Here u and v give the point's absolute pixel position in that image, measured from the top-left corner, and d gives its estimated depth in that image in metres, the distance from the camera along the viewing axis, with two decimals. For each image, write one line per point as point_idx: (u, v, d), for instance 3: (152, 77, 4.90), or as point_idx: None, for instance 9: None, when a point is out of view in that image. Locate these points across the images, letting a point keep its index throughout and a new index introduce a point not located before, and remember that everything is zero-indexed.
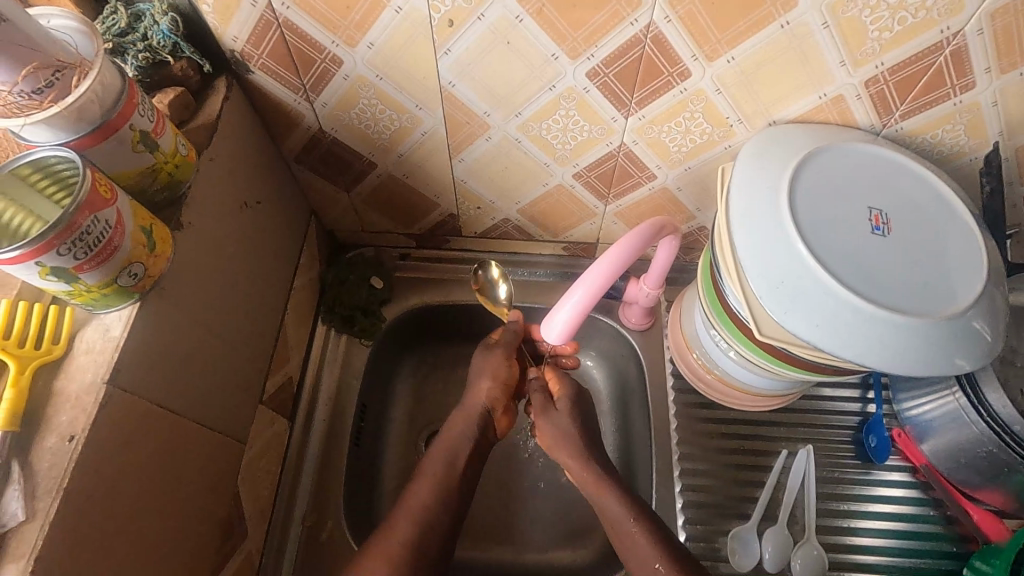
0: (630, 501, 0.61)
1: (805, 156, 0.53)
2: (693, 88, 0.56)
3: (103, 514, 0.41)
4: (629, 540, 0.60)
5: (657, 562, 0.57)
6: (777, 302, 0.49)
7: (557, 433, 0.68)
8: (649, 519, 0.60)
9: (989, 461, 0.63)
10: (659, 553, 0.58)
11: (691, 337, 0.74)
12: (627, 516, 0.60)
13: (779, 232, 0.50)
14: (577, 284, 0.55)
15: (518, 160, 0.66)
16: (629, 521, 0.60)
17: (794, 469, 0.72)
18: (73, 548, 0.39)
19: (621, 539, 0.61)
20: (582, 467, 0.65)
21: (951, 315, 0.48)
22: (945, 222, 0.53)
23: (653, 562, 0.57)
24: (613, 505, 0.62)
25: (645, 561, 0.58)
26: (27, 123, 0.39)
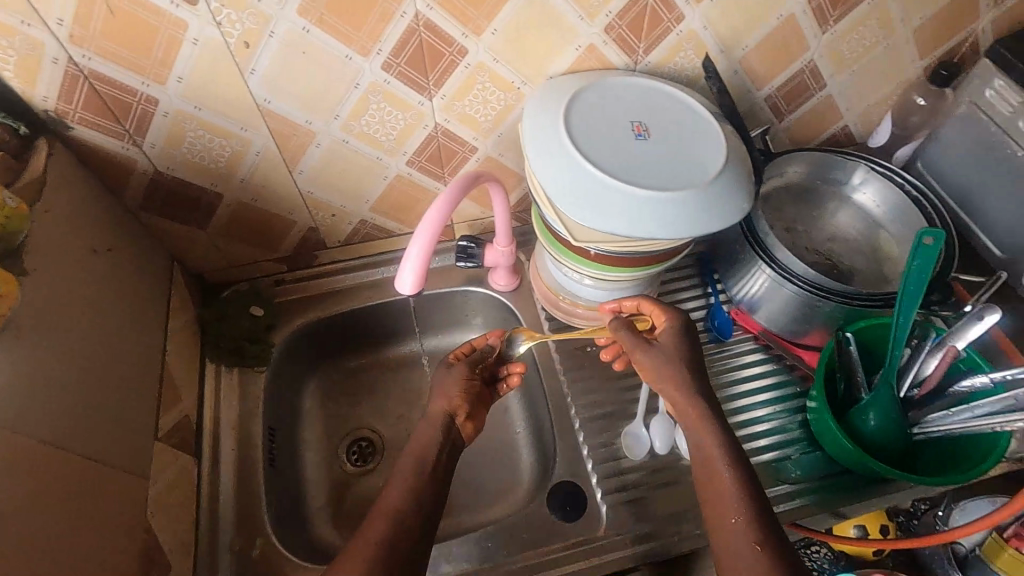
0: (732, 458, 0.57)
1: (573, 93, 0.64)
2: (474, 62, 0.66)
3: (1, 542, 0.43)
4: (715, 489, 0.57)
5: (734, 516, 0.54)
6: (577, 208, 0.59)
7: (663, 360, 0.65)
8: (743, 474, 0.56)
9: (794, 305, 0.77)
10: (736, 508, 0.54)
11: (547, 280, 0.85)
12: (721, 464, 0.57)
13: (564, 154, 0.60)
14: (414, 239, 0.59)
15: (352, 159, 0.74)
16: (722, 468, 0.57)
17: None
18: None
19: (707, 486, 0.58)
20: (690, 405, 0.62)
21: (707, 183, 0.60)
22: (696, 118, 0.65)
23: (729, 518, 0.54)
24: (717, 457, 0.58)
25: (721, 511, 0.55)
26: None
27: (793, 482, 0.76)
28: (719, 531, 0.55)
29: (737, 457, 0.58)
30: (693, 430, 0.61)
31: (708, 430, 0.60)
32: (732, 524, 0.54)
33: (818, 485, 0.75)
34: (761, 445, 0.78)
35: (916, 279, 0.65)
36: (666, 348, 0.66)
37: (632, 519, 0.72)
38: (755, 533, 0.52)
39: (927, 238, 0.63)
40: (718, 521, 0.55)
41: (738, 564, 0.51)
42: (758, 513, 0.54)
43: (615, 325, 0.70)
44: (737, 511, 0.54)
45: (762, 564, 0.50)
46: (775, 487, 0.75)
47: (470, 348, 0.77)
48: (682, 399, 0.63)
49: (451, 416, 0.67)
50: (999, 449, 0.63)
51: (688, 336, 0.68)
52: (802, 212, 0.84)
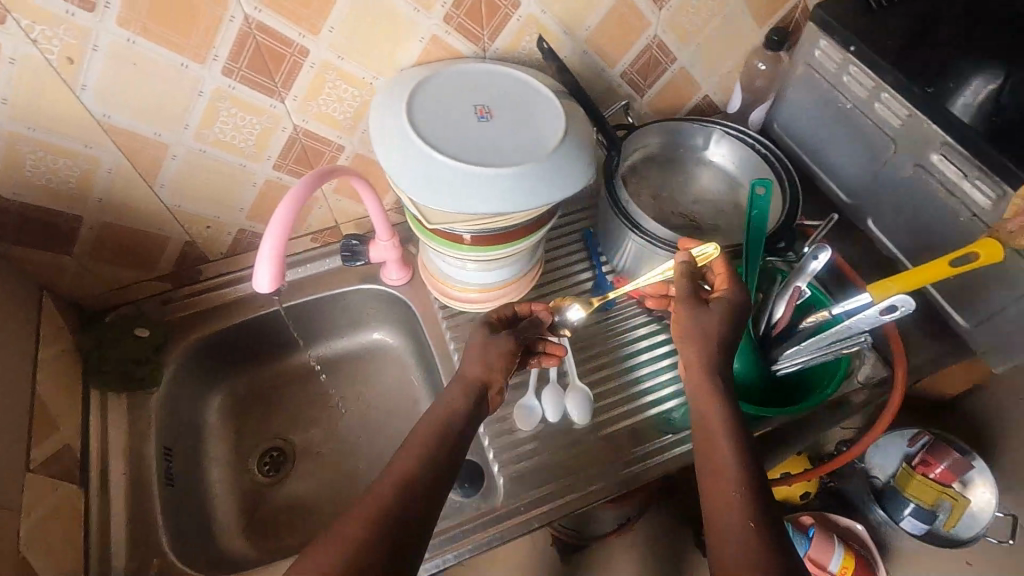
0: (738, 438, 0.56)
1: (416, 82, 0.66)
2: (319, 61, 0.68)
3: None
4: (716, 463, 0.54)
5: (735, 489, 0.51)
6: (423, 193, 0.62)
7: (703, 333, 0.61)
8: (746, 451, 0.55)
9: (664, 265, 0.81)
10: (737, 481, 0.52)
11: (430, 268, 0.87)
12: (725, 440, 0.56)
13: (407, 142, 0.62)
14: (264, 238, 0.59)
15: (214, 168, 0.74)
16: (725, 445, 0.55)
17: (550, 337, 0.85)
18: None
19: (706, 460, 0.55)
20: (704, 378, 0.60)
21: (547, 158, 0.63)
22: (539, 97, 0.68)
23: (730, 489, 0.52)
24: (722, 430, 0.57)
25: (721, 487, 0.52)
26: None
27: (683, 430, 0.80)
28: (712, 505, 0.52)
29: (743, 434, 0.56)
30: (699, 405, 0.60)
31: (714, 408, 0.59)
32: (733, 496, 0.51)
33: None
34: (651, 399, 0.82)
35: (757, 226, 0.70)
36: (708, 321, 0.62)
37: (528, 486, 0.75)
38: (754, 510, 0.49)
39: (761, 187, 0.69)
40: (717, 491, 0.52)
41: (729, 544, 0.47)
42: (758, 488, 0.52)
43: (679, 269, 0.66)
44: (739, 482, 0.52)
45: (751, 539, 0.47)
46: (666, 435, 0.79)
47: (513, 313, 0.76)
48: (698, 377, 0.61)
49: (484, 387, 0.66)
50: (840, 373, 0.73)
51: (745, 309, 0.64)
52: (669, 179, 0.89)
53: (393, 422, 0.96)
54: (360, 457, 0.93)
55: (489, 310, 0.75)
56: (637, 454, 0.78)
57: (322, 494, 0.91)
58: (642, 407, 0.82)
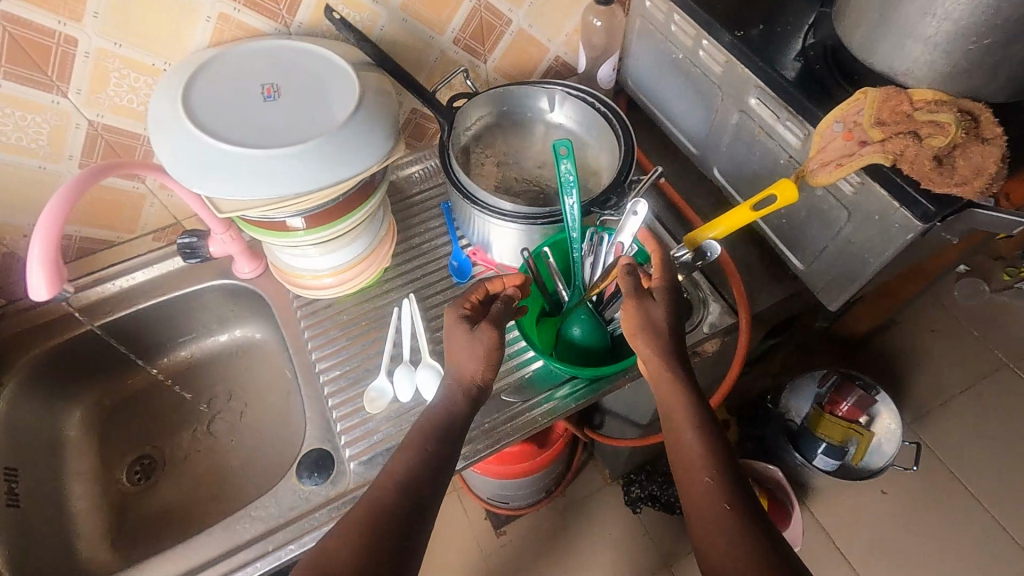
0: (701, 423, 0.56)
1: (197, 67, 0.63)
2: (92, 49, 0.64)
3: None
4: (684, 455, 0.55)
5: (708, 477, 0.52)
6: (200, 177, 0.58)
7: (652, 326, 0.60)
8: (713, 434, 0.55)
9: (505, 235, 0.80)
10: (709, 466, 0.53)
11: (275, 260, 0.85)
12: (688, 427, 0.56)
13: (180, 127, 0.59)
14: (31, 239, 0.56)
15: (8, 173, 0.70)
16: (691, 433, 0.55)
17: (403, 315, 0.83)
18: None
19: (676, 450, 0.56)
20: (664, 369, 0.59)
21: (336, 131, 0.61)
22: (334, 73, 0.66)
23: (702, 478, 0.52)
24: (685, 419, 0.56)
25: (692, 475, 0.53)
26: None
27: (535, 395, 0.79)
28: (687, 495, 0.53)
29: (705, 416, 0.56)
30: (661, 396, 0.59)
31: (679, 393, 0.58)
32: (704, 484, 0.52)
33: (558, 391, 0.79)
34: (507, 367, 0.81)
35: (569, 186, 0.70)
36: (659, 313, 0.61)
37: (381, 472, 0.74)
38: (728, 493, 0.51)
39: (562, 148, 0.69)
40: (688, 481, 0.53)
41: (708, 531, 0.49)
42: (726, 469, 0.53)
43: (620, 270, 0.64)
44: (708, 468, 0.53)
45: (723, 524, 0.49)
46: (518, 402, 0.79)
47: (484, 294, 0.70)
48: (659, 371, 0.59)
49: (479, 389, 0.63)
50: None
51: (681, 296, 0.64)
52: (515, 144, 0.87)
53: (266, 419, 0.93)
54: (233, 457, 0.91)
55: (464, 293, 0.68)
56: (488, 425, 0.77)
57: (194, 499, 0.88)
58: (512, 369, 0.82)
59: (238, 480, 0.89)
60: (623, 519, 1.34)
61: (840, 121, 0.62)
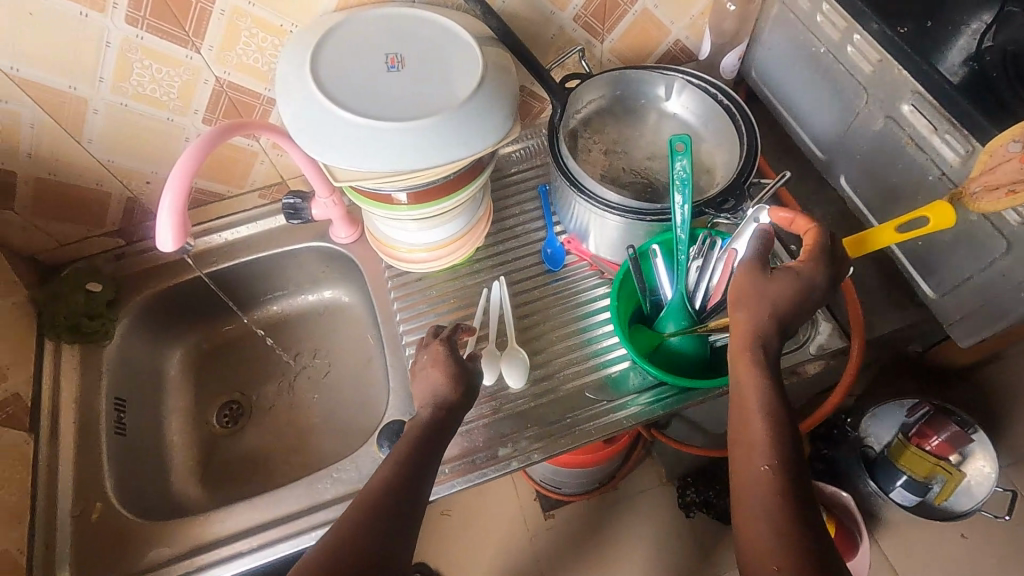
0: (772, 408, 0.52)
1: (325, 31, 0.63)
2: (228, 7, 0.65)
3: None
4: (746, 435, 0.52)
5: (767, 463, 0.50)
6: (325, 147, 0.58)
7: (764, 304, 0.55)
8: (781, 419, 0.52)
9: (609, 229, 0.77)
10: (768, 454, 0.50)
11: (374, 230, 0.85)
12: (756, 411, 0.52)
13: (309, 95, 0.59)
14: (163, 192, 0.58)
15: (139, 123, 0.73)
16: (759, 414, 0.52)
17: (492, 297, 0.83)
18: None
19: (737, 427, 0.53)
20: (749, 348, 0.55)
21: (458, 107, 0.59)
22: (459, 45, 0.64)
23: (760, 465, 0.50)
24: (755, 402, 0.53)
25: (750, 458, 0.51)
26: None
27: (620, 396, 0.77)
28: (738, 474, 0.51)
29: (778, 402, 0.53)
30: (733, 365, 0.56)
31: (751, 369, 0.55)
32: (761, 472, 0.49)
33: (646, 394, 0.77)
34: (594, 363, 0.80)
35: (683, 183, 0.68)
36: (778, 291, 0.55)
37: (458, 454, 0.74)
38: (785, 484, 0.48)
39: (678, 143, 0.66)
40: (746, 464, 0.51)
41: (751, 521, 0.48)
42: (787, 459, 0.50)
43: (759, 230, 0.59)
44: (771, 456, 0.50)
45: (770, 516, 0.47)
46: (600, 401, 0.77)
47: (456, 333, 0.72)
48: (747, 344, 0.55)
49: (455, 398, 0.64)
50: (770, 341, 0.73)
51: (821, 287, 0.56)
52: (625, 131, 0.83)
53: (347, 381, 0.96)
54: (312, 412, 0.94)
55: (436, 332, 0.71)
56: (568, 420, 0.76)
57: (275, 447, 0.92)
58: (596, 367, 0.80)
59: (314, 436, 0.92)
60: (678, 522, 1.31)
61: (1018, 141, 0.55)
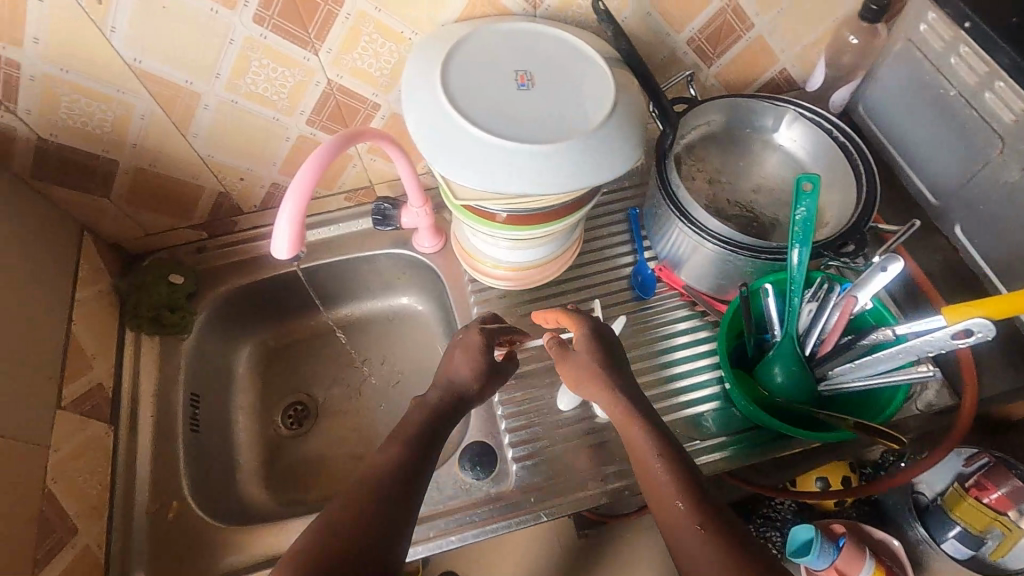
0: (660, 447, 0.58)
1: (454, 43, 0.61)
2: (354, 12, 0.63)
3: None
4: (653, 482, 0.56)
5: (678, 501, 0.54)
6: (452, 162, 0.56)
7: (582, 368, 0.65)
8: (673, 455, 0.57)
9: (712, 261, 0.75)
10: (675, 492, 0.54)
11: (466, 244, 0.84)
12: (653, 456, 0.57)
13: (440, 108, 0.57)
14: (285, 197, 0.57)
15: (247, 121, 0.71)
16: (654, 459, 0.57)
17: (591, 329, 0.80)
18: None
19: (644, 478, 0.58)
20: (615, 405, 0.62)
21: (592, 133, 0.57)
22: (587, 65, 0.62)
23: (673, 503, 0.54)
24: (645, 451, 0.58)
25: (664, 502, 0.55)
26: None
27: (709, 437, 0.75)
28: (665, 522, 0.54)
29: (667, 443, 0.58)
30: (624, 431, 0.61)
31: (633, 423, 0.61)
32: (676, 509, 0.53)
33: (736, 438, 0.75)
34: (674, 401, 0.77)
35: (804, 226, 0.64)
36: (582, 351, 0.65)
37: (541, 480, 0.73)
38: (699, 515, 0.52)
39: (806, 182, 0.63)
40: (663, 506, 0.55)
41: (691, 554, 0.50)
42: (696, 493, 0.54)
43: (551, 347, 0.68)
44: (680, 493, 0.54)
45: (702, 546, 0.50)
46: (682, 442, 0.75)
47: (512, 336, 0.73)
48: (608, 399, 0.63)
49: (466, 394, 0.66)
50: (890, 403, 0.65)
51: (603, 338, 0.67)
52: (728, 159, 0.80)
53: (415, 390, 0.94)
54: (379, 419, 0.93)
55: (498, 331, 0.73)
56: None
57: (340, 453, 0.91)
58: (676, 406, 0.77)
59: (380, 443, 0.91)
60: None
61: None
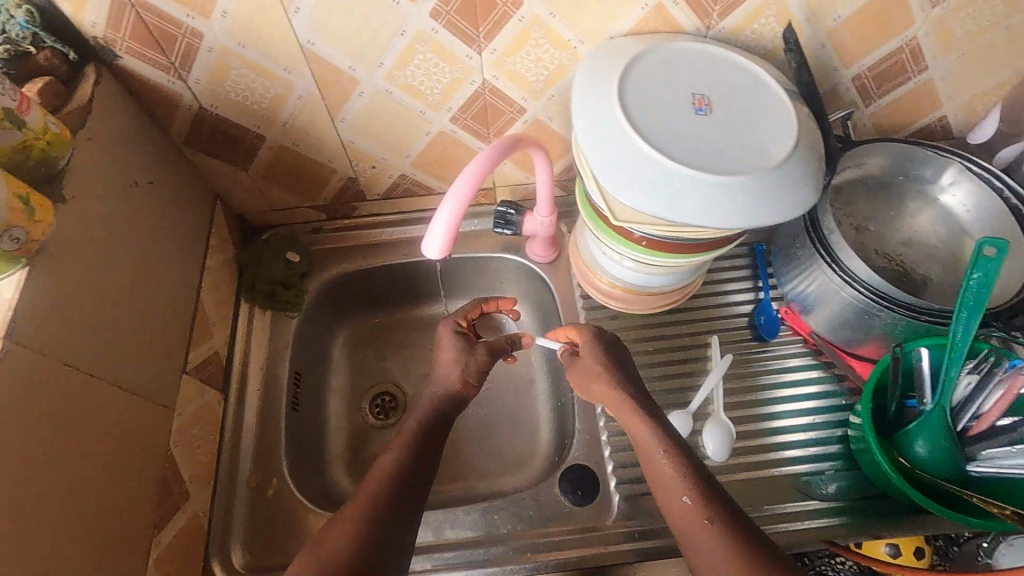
0: (665, 440, 0.60)
1: (632, 58, 0.59)
2: (529, 15, 0.61)
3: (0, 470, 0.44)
4: (659, 478, 0.59)
5: (686, 495, 0.56)
6: (622, 185, 0.55)
7: (590, 373, 0.69)
8: (675, 448, 0.60)
9: (854, 313, 0.71)
10: (683, 485, 0.57)
11: (588, 259, 0.81)
12: (659, 447, 0.60)
13: (615, 128, 0.56)
14: (444, 202, 0.57)
15: (395, 111, 0.71)
16: (660, 453, 0.60)
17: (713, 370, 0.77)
18: None
19: (652, 475, 0.60)
20: (620, 401, 0.65)
21: (771, 171, 0.54)
22: (766, 91, 0.58)
23: (682, 496, 0.56)
24: (649, 441, 0.61)
25: (671, 497, 0.57)
26: None
27: (824, 499, 0.72)
28: (670, 516, 0.57)
29: (671, 434, 0.61)
30: (631, 427, 0.64)
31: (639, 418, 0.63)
32: (683, 502, 0.56)
33: (847, 505, 0.71)
34: (772, 458, 0.74)
35: (977, 293, 0.59)
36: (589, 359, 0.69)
37: (643, 514, 0.71)
38: (706, 508, 0.55)
39: (989, 248, 0.58)
40: (669, 499, 0.57)
41: (703, 553, 0.53)
42: (700, 484, 0.57)
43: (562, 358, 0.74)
44: (687, 488, 0.57)
45: (712, 539, 0.53)
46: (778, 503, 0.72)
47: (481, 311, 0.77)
48: (619, 398, 0.66)
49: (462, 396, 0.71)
50: None
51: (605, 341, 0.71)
52: (878, 207, 0.75)
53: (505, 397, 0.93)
54: None
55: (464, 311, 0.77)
56: (766, 513, 0.71)
57: None
58: (775, 462, 0.74)
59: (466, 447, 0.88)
60: None
61: None
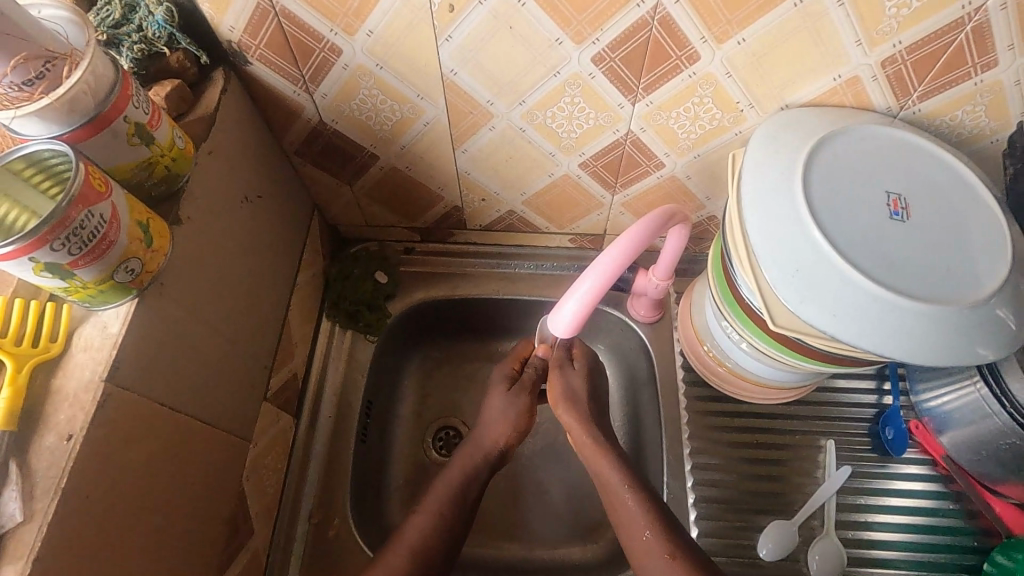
0: (629, 477, 0.62)
1: (823, 137, 0.51)
2: (702, 72, 0.54)
3: (87, 525, 0.40)
4: (627, 518, 0.61)
5: (647, 532, 0.59)
6: (793, 291, 0.48)
7: (570, 394, 0.68)
8: (641, 486, 0.62)
9: (1013, 453, 0.60)
10: (646, 522, 0.59)
11: (702, 329, 0.73)
12: (625, 492, 0.61)
13: (795, 221, 0.49)
14: (585, 277, 0.56)
15: (522, 149, 0.65)
16: (626, 495, 0.61)
17: (826, 486, 0.70)
18: (70, 562, 0.38)
19: (615, 508, 0.62)
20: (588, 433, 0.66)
21: (977, 303, 0.46)
22: (968, 201, 0.51)
23: (643, 532, 0.59)
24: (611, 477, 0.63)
25: (634, 532, 0.60)
26: (42, 143, 0.39)
27: None
28: (632, 549, 0.60)
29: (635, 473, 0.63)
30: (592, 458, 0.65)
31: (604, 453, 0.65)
32: (645, 539, 0.58)
33: None
34: None
35: None
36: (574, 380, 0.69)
37: None
38: (668, 544, 0.57)
39: None
40: (631, 534, 0.60)
41: None
42: (663, 525, 0.59)
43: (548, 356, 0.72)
44: (649, 525, 0.59)
45: None
46: None
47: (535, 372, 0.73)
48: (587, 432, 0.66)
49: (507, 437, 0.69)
50: None
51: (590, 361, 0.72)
52: None
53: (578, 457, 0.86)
54: None
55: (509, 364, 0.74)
56: None
57: None
58: None
59: (532, 507, 0.81)
60: None
61: None
